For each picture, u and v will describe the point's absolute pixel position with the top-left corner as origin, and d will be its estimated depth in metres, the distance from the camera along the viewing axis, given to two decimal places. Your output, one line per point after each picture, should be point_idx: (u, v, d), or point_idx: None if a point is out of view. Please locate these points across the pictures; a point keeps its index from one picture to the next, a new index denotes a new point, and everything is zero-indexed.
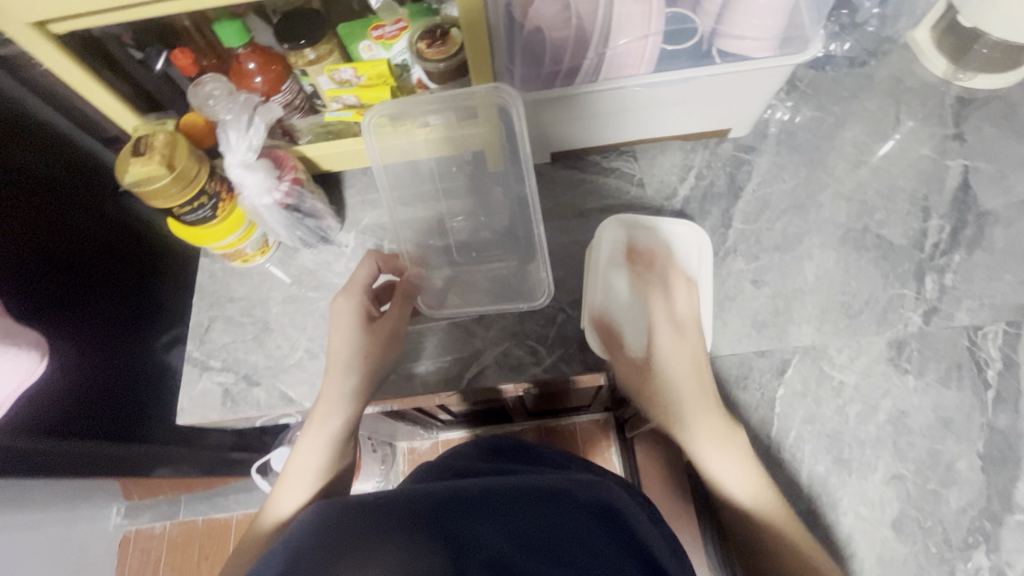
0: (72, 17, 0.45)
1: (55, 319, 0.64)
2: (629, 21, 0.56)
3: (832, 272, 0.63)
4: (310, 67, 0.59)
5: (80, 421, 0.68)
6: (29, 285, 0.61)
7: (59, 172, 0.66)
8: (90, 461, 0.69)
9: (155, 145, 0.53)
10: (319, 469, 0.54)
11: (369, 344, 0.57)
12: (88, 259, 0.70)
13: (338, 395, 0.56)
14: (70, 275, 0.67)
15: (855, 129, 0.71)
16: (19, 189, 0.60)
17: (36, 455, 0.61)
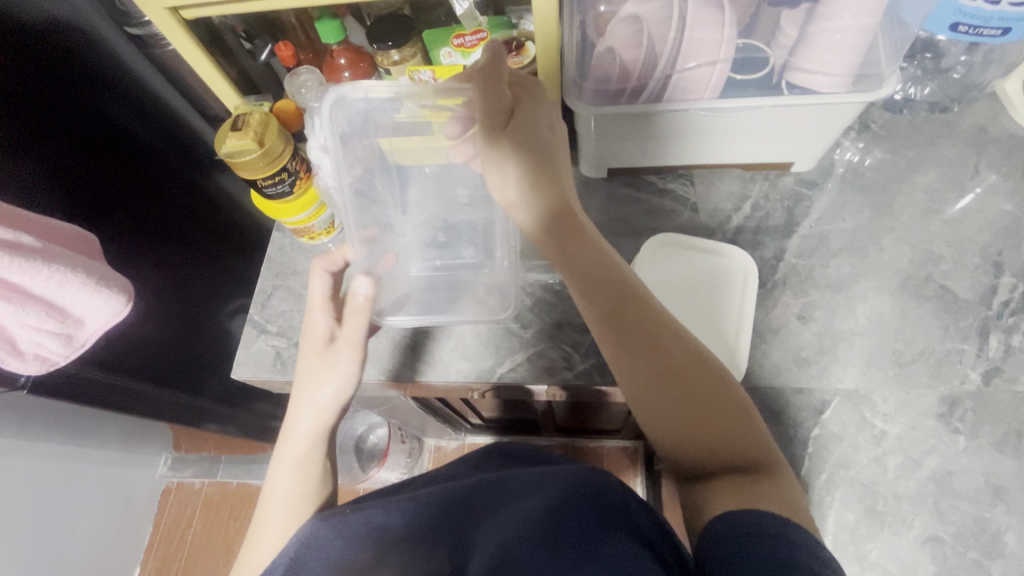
0: (200, 4, 0.52)
1: (142, 267, 0.73)
2: (700, 47, 0.58)
3: (887, 317, 0.61)
4: (394, 67, 0.64)
5: (152, 366, 0.75)
6: (126, 236, 0.70)
7: (168, 143, 0.75)
8: (152, 403, 0.76)
9: (251, 123, 0.60)
10: (297, 491, 0.53)
11: (332, 369, 0.56)
12: (177, 223, 0.78)
13: (304, 422, 0.56)
14: (161, 236, 0.76)
15: (928, 175, 0.68)
16: (126, 156, 0.69)
17: (108, 387, 0.68)
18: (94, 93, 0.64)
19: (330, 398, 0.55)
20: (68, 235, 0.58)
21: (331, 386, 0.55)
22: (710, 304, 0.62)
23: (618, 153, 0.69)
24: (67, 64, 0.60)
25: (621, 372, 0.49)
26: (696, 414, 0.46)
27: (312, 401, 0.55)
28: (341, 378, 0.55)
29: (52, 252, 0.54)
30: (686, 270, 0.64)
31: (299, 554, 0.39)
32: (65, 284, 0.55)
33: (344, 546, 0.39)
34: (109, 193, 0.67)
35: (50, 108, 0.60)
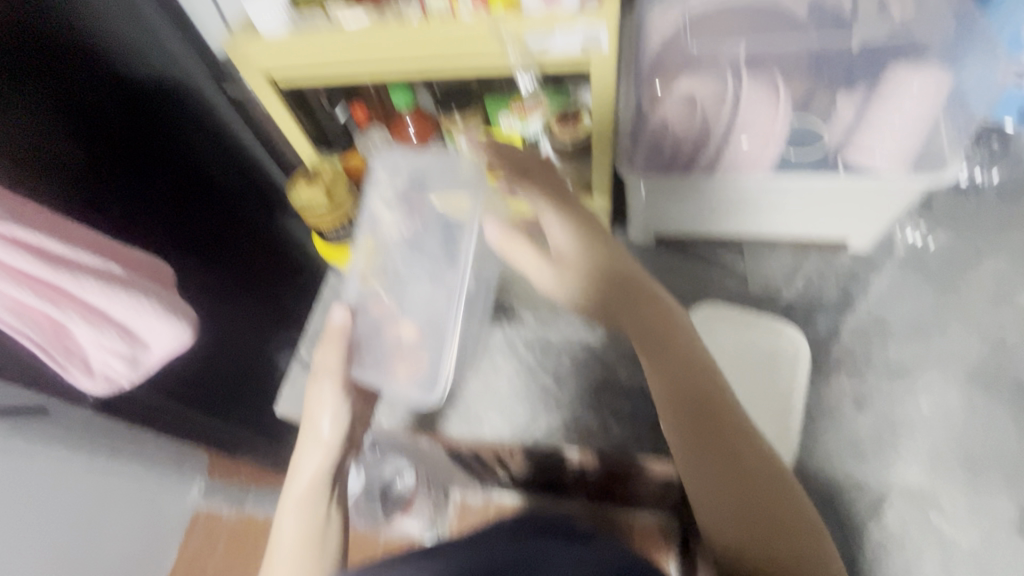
0: (292, 72, 0.58)
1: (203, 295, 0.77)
2: (752, 123, 0.60)
3: (954, 412, 0.57)
4: (456, 130, 0.70)
5: (201, 391, 0.75)
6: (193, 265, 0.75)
7: (247, 188, 0.83)
8: (195, 431, 0.75)
9: (322, 177, 0.65)
10: (297, 537, 0.50)
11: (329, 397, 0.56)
12: (237, 259, 0.83)
13: (309, 463, 0.54)
14: (222, 269, 0.80)
15: (998, 262, 0.65)
16: (200, 191, 0.76)
17: (156, 412, 0.68)
18: (185, 136, 0.72)
19: (328, 429, 0.55)
20: (146, 264, 0.63)
21: (325, 415, 0.55)
22: (764, 383, 0.59)
23: (667, 220, 0.70)
24: (171, 119, 0.69)
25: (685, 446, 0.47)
26: (762, 511, 0.44)
27: (312, 431, 0.55)
28: (336, 410, 0.55)
29: (132, 278, 0.60)
30: (728, 343, 0.62)
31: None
32: (139, 309, 0.59)
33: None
34: (179, 224, 0.73)
35: (150, 153, 0.68)
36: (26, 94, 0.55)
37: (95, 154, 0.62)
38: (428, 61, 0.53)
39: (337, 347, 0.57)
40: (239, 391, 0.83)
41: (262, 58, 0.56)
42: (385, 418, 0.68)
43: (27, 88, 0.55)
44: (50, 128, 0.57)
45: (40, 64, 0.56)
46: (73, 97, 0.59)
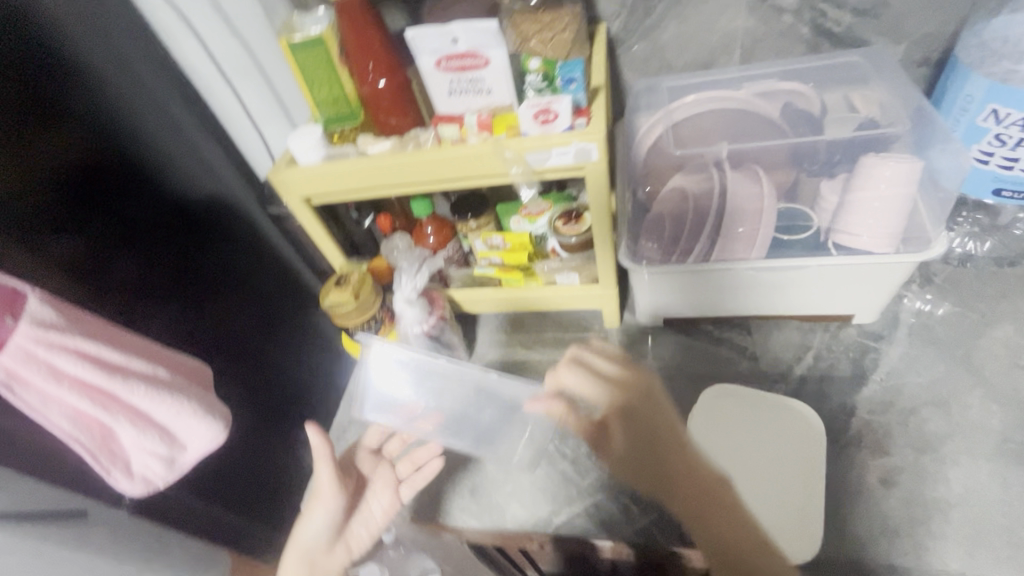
0: (325, 194, 0.66)
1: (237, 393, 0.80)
2: (741, 213, 0.66)
3: (987, 488, 0.55)
4: (470, 232, 0.76)
5: (224, 491, 0.76)
6: (231, 362, 0.79)
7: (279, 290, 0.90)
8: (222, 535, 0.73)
9: (350, 280, 0.71)
10: None
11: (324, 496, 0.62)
12: (271, 356, 0.87)
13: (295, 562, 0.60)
14: (257, 366, 0.84)
15: (1006, 329, 0.66)
16: (241, 293, 0.82)
17: (186, 514, 0.68)
18: (228, 246, 0.81)
19: (320, 527, 0.62)
20: (189, 367, 0.66)
21: (316, 513, 0.62)
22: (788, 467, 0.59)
23: (672, 305, 0.74)
24: (213, 229, 0.79)
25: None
26: None
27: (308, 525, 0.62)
28: (327, 504, 0.62)
29: (175, 382, 0.61)
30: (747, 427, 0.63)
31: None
32: (180, 412, 0.60)
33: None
34: (221, 325, 0.78)
35: (196, 259, 0.75)
36: (103, 211, 0.63)
37: (154, 259, 0.68)
38: (433, 181, 0.61)
39: (325, 463, 0.61)
40: (262, 489, 0.83)
41: (298, 184, 0.64)
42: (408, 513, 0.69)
43: (105, 208, 0.63)
44: (120, 240, 0.64)
45: (117, 189, 0.65)
46: (139, 214, 0.67)
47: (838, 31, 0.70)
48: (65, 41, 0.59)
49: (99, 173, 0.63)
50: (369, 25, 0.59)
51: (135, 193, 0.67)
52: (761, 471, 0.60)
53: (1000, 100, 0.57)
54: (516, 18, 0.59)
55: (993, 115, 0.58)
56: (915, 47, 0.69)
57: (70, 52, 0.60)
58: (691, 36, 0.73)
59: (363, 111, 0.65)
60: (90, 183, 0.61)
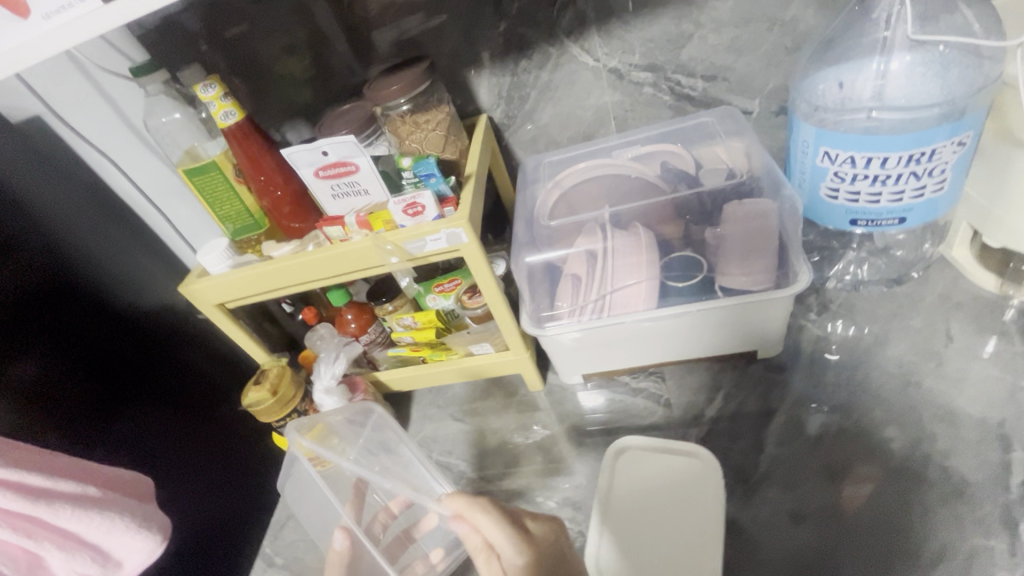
0: (237, 299, 0.70)
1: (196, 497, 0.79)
2: (625, 270, 0.70)
3: (887, 512, 0.56)
4: (388, 315, 0.79)
5: None
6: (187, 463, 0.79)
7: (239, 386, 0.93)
8: None
9: (270, 375, 0.74)
10: None
11: None
12: (237, 454, 0.87)
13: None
14: (220, 465, 0.84)
15: (899, 346, 0.69)
16: (198, 395, 0.85)
17: None
18: (181, 352, 0.85)
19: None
20: (126, 480, 0.69)
21: None
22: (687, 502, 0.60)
23: (587, 362, 0.76)
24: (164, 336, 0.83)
25: None
26: None
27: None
28: None
29: (109, 498, 0.65)
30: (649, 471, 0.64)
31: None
32: (112, 529, 0.64)
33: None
34: (176, 427, 0.80)
35: (144, 365, 0.79)
36: (47, 333, 0.68)
37: (96, 368, 0.72)
38: (330, 275, 0.65)
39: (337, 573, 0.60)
40: None
41: (209, 294, 0.68)
42: None
43: (51, 328, 0.69)
44: (60, 354, 0.69)
45: (61, 307, 0.71)
46: (88, 330, 0.73)
47: (695, 94, 0.78)
48: (24, 197, 0.70)
49: (47, 297, 0.70)
50: (259, 146, 0.66)
51: (85, 313, 0.74)
52: (657, 525, 0.60)
53: (829, 142, 0.62)
54: (392, 124, 0.66)
55: (827, 155, 0.63)
56: (768, 100, 0.77)
57: (23, 202, 0.70)
58: (568, 115, 0.80)
59: (267, 219, 0.70)
60: (34, 304, 0.68)
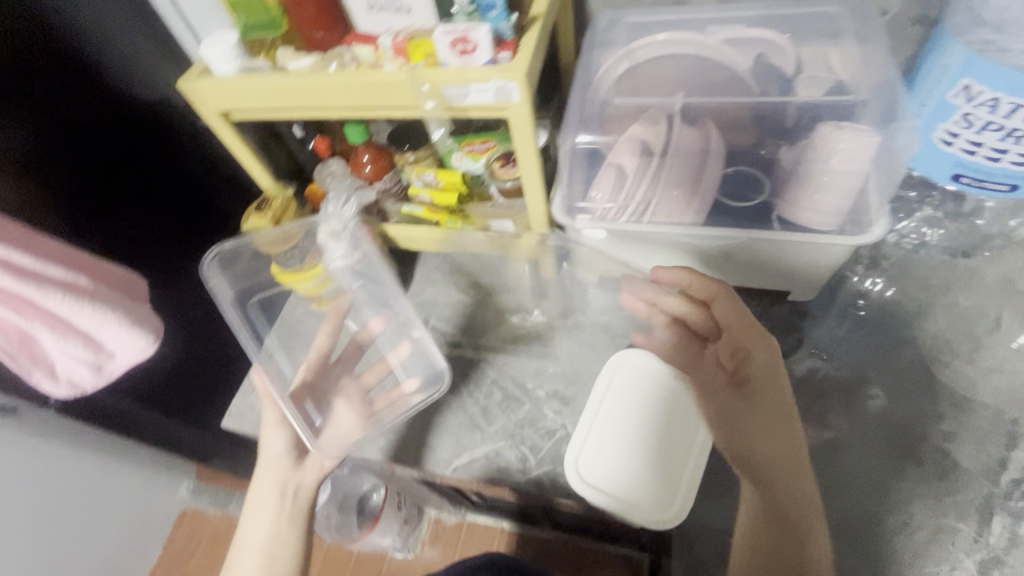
0: (243, 111, 0.61)
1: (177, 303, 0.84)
2: (683, 177, 0.61)
3: (869, 475, 0.56)
4: (407, 166, 0.72)
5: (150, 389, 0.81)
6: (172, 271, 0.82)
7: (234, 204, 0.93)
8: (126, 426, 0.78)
9: (273, 205, 0.69)
10: (260, 545, 0.57)
11: (270, 428, 0.62)
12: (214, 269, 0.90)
13: (259, 525, 0.58)
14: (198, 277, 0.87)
15: (938, 322, 0.64)
16: (186, 206, 0.84)
17: (100, 407, 0.73)
18: (177, 156, 0.80)
19: (281, 444, 0.61)
20: (119, 279, 0.68)
21: (275, 441, 0.61)
22: (782, 433, 0.53)
23: (611, 264, 0.71)
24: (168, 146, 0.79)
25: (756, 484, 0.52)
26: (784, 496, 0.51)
27: (266, 451, 0.61)
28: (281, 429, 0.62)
29: (100, 292, 0.64)
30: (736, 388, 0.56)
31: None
32: (105, 322, 0.64)
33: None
34: (163, 236, 0.80)
35: (143, 172, 0.76)
36: (41, 113, 0.62)
37: (102, 169, 0.69)
38: (353, 108, 0.56)
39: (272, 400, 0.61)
40: (194, 386, 0.88)
41: (213, 99, 0.60)
42: None
43: (46, 108, 0.62)
44: (68, 145, 0.65)
45: (49, 82, 0.62)
46: (84, 117, 0.66)
47: None
48: None
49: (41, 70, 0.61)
50: None
51: (80, 98, 0.66)
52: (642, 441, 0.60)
53: (976, 74, 0.52)
54: None
55: (964, 91, 0.53)
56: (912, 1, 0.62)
57: None
58: None
59: (287, 20, 0.59)
60: (19, 71, 0.59)
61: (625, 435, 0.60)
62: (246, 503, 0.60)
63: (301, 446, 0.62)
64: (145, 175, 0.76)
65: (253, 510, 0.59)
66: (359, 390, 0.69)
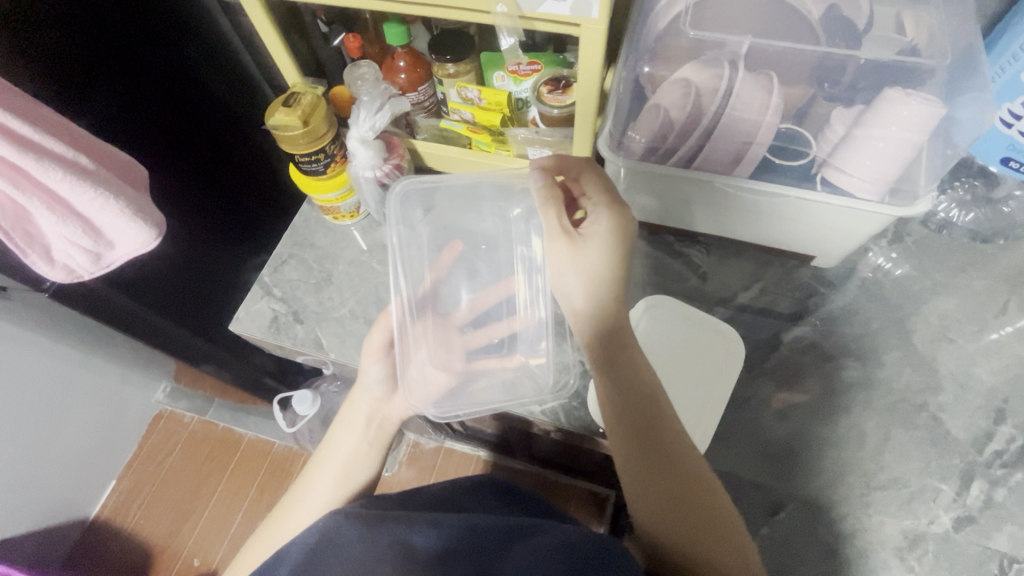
0: None
1: (177, 200, 0.79)
2: (739, 126, 0.58)
3: (865, 436, 0.61)
4: (446, 79, 0.66)
5: (150, 288, 0.78)
6: (174, 166, 0.77)
7: (242, 105, 0.86)
8: (125, 324, 0.76)
9: (301, 103, 0.63)
10: (345, 456, 0.60)
11: (372, 354, 0.62)
12: (216, 170, 0.85)
13: (345, 442, 0.61)
14: (198, 175, 0.82)
15: (950, 302, 0.67)
16: (195, 97, 0.77)
17: (98, 300, 0.70)
18: (184, 38, 0.73)
19: (377, 374, 0.62)
20: (122, 164, 0.63)
21: (375, 368, 0.62)
22: (655, 453, 0.50)
23: (644, 208, 0.70)
24: (180, 26, 0.72)
25: (640, 480, 0.50)
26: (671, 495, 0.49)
27: (363, 379, 0.63)
28: (383, 356, 0.62)
29: (102, 176, 0.59)
30: (606, 412, 0.53)
31: (317, 543, 0.42)
32: (105, 209, 0.60)
33: (364, 551, 0.41)
34: (168, 126, 0.75)
35: (154, 55, 0.70)
36: None
37: (108, 46, 0.63)
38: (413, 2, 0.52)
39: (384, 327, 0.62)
40: (194, 289, 0.86)
41: None
42: (333, 350, 0.70)
43: None
44: (72, 13, 0.58)
45: None
46: None
47: None
48: None
49: None
50: None
51: None
52: (676, 389, 0.62)
53: None
54: None
55: None
56: None
57: None
58: None
59: None
60: None
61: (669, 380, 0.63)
62: (337, 418, 0.64)
63: (392, 381, 0.63)
64: (152, 54, 0.69)
65: (341, 426, 0.63)
66: (462, 343, 0.67)
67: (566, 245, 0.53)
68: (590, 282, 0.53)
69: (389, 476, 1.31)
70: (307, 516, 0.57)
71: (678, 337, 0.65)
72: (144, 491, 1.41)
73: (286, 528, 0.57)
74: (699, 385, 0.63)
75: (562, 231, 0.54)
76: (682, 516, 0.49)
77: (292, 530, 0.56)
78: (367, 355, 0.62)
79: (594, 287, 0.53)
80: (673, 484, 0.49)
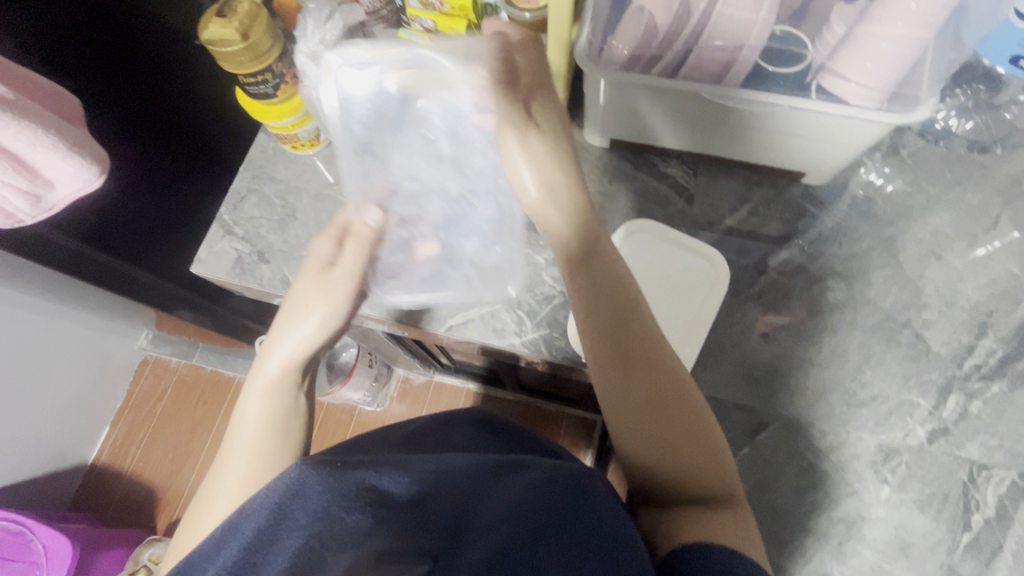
0: None
1: (113, 136, 0.72)
2: (731, 27, 0.53)
3: (847, 355, 0.61)
4: None
5: (98, 231, 0.73)
6: (105, 94, 0.68)
7: (185, 22, 0.77)
8: (74, 269, 0.72)
9: (238, 11, 0.56)
10: (260, 423, 0.51)
11: (321, 293, 0.54)
12: (156, 98, 0.76)
13: (256, 409, 0.52)
14: (134, 104, 0.73)
15: (942, 217, 0.65)
16: (124, 11, 0.67)
17: (42, 244, 0.65)
18: None
19: (313, 323, 0.53)
20: (44, 90, 0.55)
21: (318, 311, 0.53)
22: (634, 350, 0.50)
23: (624, 126, 0.64)
24: None
25: (619, 382, 0.50)
26: (655, 395, 0.49)
27: (295, 329, 0.53)
28: (334, 305, 0.54)
29: (25, 105, 0.52)
30: (582, 318, 0.51)
31: (282, 498, 0.34)
32: (35, 144, 0.53)
33: (331, 500, 0.33)
34: (96, 49, 0.66)
35: None
36: None
37: None
38: None
39: (360, 247, 0.55)
40: (145, 229, 0.80)
41: None
42: None
43: None
44: None
45: None
46: None
47: None
48: None
49: None
50: None
51: None
52: (661, 304, 0.62)
53: None
54: None
55: None
56: None
57: None
58: None
59: None
60: None
61: (653, 301, 0.62)
62: (246, 386, 0.54)
63: (328, 337, 0.54)
64: None
65: (251, 392, 0.53)
66: None
67: (520, 133, 0.52)
68: (550, 179, 0.52)
69: (381, 411, 1.34)
70: (238, 472, 0.48)
71: (655, 258, 0.63)
72: (140, 434, 1.43)
73: (210, 508, 0.47)
74: (668, 304, 0.61)
75: (519, 117, 0.52)
76: (665, 416, 0.49)
77: (221, 510, 0.46)
78: (302, 302, 0.54)
79: (551, 198, 0.52)
80: (654, 382, 0.49)
